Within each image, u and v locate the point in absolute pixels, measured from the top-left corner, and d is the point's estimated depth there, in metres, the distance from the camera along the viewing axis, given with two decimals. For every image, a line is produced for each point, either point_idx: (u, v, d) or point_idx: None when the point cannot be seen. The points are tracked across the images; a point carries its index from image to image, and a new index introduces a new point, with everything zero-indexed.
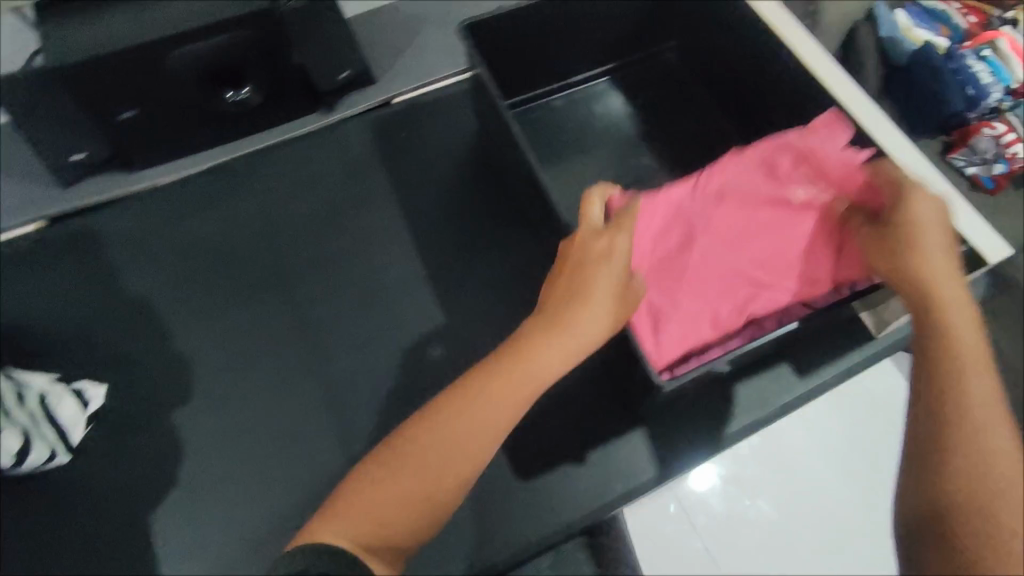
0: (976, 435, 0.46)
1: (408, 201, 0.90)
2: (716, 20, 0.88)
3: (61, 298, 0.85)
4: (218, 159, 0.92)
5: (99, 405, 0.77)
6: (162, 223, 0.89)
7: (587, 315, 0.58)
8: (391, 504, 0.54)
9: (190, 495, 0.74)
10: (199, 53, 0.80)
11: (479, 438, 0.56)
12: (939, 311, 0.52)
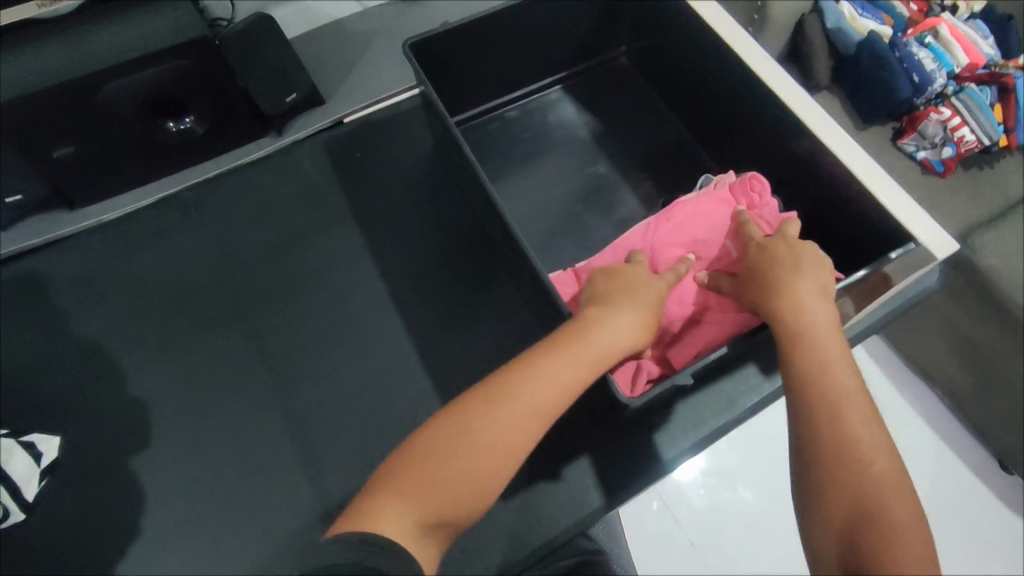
0: (855, 451, 0.49)
1: (368, 223, 0.89)
2: (664, 24, 0.87)
3: (7, 348, 0.81)
4: (164, 191, 0.89)
5: (53, 456, 0.74)
6: (110, 261, 0.86)
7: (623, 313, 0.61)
8: (463, 478, 0.51)
9: (156, 557, 0.71)
10: (143, 83, 0.78)
11: (541, 418, 0.55)
12: (815, 341, 0.55)
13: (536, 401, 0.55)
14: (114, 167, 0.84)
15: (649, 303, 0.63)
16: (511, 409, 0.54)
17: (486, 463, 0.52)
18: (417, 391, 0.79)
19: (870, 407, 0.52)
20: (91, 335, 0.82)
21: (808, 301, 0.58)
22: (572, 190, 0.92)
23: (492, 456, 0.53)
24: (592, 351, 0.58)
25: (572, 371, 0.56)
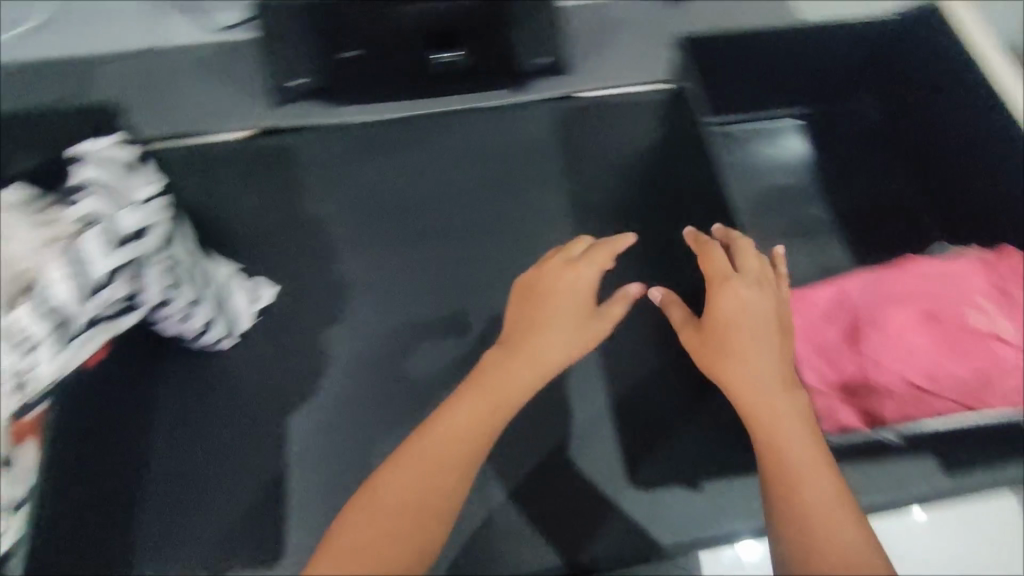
0: (818, 529, 0.46)
1: (577, 195, 0.93)
2: (937, 69, 0.80)
3: (246, 202, 0.90)
4: (411, 111, 0.96)
5: (268, 304, 0.85)
6: (350, 156, 0.93)
7: (546, 332, 0.61)
8: (368, 536, 0.48)
9: (321, 417, 0.80)
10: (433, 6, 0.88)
11: (454, 448, 0.53)
12: (759, 415, 0.53)
13: (432, 452, 0.52)
14: (375, 74, 0.93)
15: (564, 311, 0.62)
16: (408, 466, 0.51)
17: (397, 512, 0.49)
18: (583, 360, 0.84)
19: (824, 474, 0.49)
20: (311, 215, 0.91)
21: (759, 360, 0.56)
22: (779, 225, 0.93)
23: (401, 510, 0.49)
24: (498, 387, 0.57)
25: (476, 407, 0.55)
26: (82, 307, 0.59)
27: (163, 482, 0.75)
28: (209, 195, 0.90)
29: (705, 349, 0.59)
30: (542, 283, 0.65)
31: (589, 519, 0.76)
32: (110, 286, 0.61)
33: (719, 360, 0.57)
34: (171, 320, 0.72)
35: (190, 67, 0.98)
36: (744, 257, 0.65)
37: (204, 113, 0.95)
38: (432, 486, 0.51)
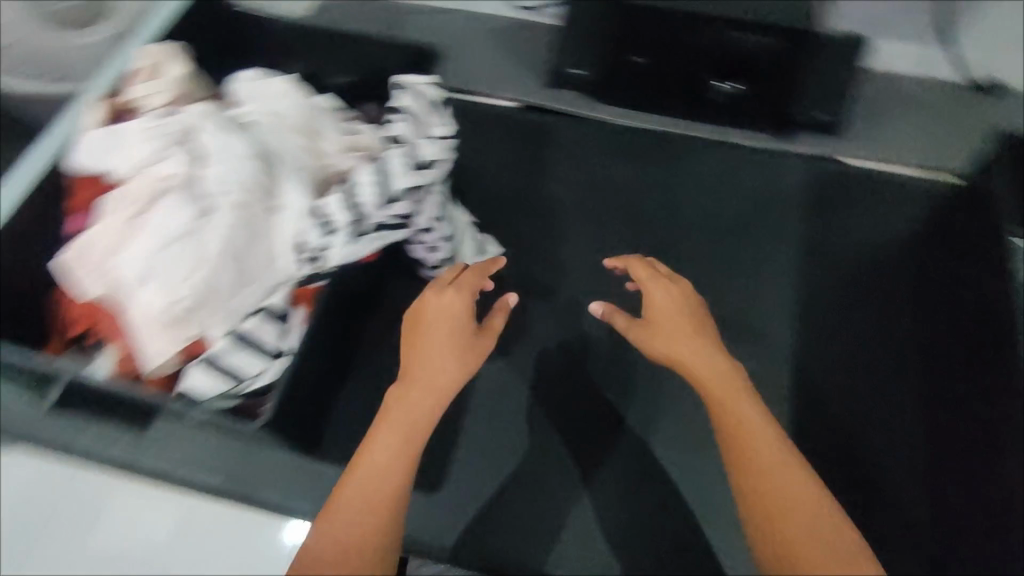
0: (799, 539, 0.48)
1: (812, 261, 0.91)
2: None
3: (499, 165, 0.99)
4: (670, 127, 1.00)
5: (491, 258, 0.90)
6: (602, 152, 0.99)
7: (427, 350, 0.63)
8: (352, 501, 0.53)
9: (508, 377, 0.85)
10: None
11: (415, 427, 0.58)
12: (749, 438, 0.54)
13: (389, 435, 0.57)
14: (654, 86, 0.97)
15: (432, 322, 0.65)
16: (380, 444, 0.57)
17: (377, 470, 0.55)
18: (773, 416, 0.82)
19: (801, 486, 0.51)
20: (554, 195, 0.97)
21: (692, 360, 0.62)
22: None
23: (375, 480, 0.54)
24: (424, 382, 0.61)
25: (426, 396, 0.60)
26: (375, 212, 0.68)
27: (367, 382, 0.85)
28: (475, 152, 1.00)
29: (647, 332, 0.66)
30: (426, 310, 0.66)
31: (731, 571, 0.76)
32: (398, 200, 0.69)
33: (662, 340, 0.64)
34: (420, 245, 0.79)
35: (491, 36, 1.09)
36: (656, 292, 0.69)
37: (489, 79, 1.05)
38: (399, 452, 0.57)
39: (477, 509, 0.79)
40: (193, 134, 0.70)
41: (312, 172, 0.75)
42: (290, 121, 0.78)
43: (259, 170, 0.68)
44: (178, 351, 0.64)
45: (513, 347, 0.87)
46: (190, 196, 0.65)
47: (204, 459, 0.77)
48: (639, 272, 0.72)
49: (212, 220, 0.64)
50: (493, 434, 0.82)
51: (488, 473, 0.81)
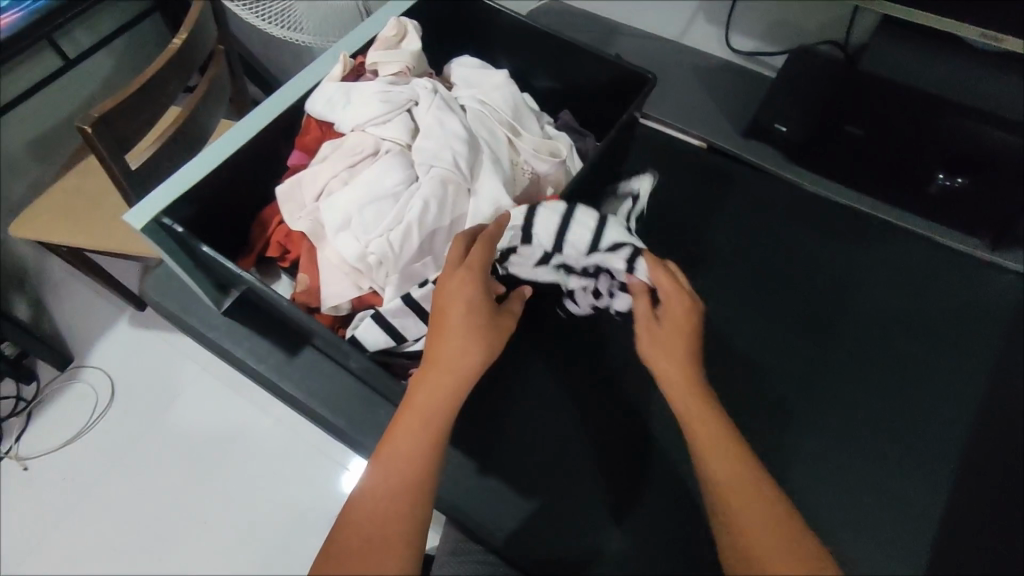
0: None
1: (997, 391, 0.82)
2: None
3: (671, 197, 0.98)
4: (863, 206, 0.95)
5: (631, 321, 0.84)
6: (782, 213, 0.96)
7: (443, 337, 0.55)
8: (384, 486, 0.51)
9: (627, 406, 0.84)
10: (995, 143, 0.79)
11: (444, 411, 0.54)
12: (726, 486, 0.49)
13: (413, 425, 0.53)
14: (866, 163, 0.93)
15: (455, 313, 0.56)
16: (404, 429, 0.53)
17: (407, 452, 0.52)
18: (907, 540, 0.74)
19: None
20: (724, 245, 0.94)
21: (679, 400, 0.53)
22: None
23: (402, 467, 0.52)
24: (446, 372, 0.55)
25: (444, 385, 0.54)
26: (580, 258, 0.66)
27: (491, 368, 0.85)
28: (654, 182, 0.99)
29: (656, 327, 0.56)
30: (444, 294, 0.58)
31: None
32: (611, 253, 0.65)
33: (659, 338, 0.55)
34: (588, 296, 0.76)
35: (695, 72, 1.08)
36: (676, 303, 0.57)
37: (683, 112, 1.04)
38: (427, 436, 0.53)
39: (560, 527, 0.76)
40: (416, 107, 0.77)
41: (499, 163, 0.78)
42: (498, 116, 0.83)
43: (468, 153, 0.73)
44: (354, 298, 0.69)
45: (645, 382, 0.85)
46: (404, 161, 0.71)
47: (331, 399, 0.81)
48: (664, 288, 0.58)
49: (417, 188, 0.69)
50: (598, 461, 0.80)
51: (583, 497, 0.78)
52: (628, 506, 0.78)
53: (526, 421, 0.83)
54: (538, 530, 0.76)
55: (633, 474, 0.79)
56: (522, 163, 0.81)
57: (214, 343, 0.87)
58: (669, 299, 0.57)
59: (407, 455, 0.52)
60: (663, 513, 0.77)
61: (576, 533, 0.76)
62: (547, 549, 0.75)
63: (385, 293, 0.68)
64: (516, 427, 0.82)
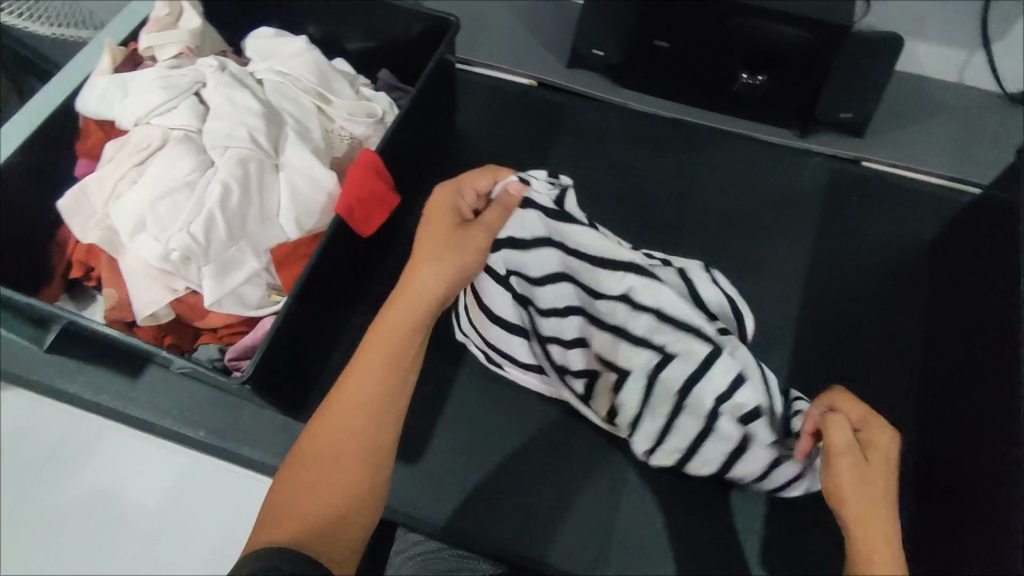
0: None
1: (824, 266, 0.88)
2: None
3: (507, 139, 0.98)
4: (684, 116, 0.99)
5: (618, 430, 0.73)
6: (613, 136, 0.98)
7: (425, 261, 0.57)
8: (339, 438, 0.54)
9: None
10: (775, 35, 0.84)
11: (412, 328, 0.57)
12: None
13: (371, 372, 0.55)
14: (680, 73, 0.96)
15: (424, 254, 0.58)
16: (365, 381, 0.55)
17: (370, 387, 0.55)
18: None
19: None
20: (563, 180, 0.95)
21: (858, 519, 0.50)
22: None
23: (360, 407, 0.54)
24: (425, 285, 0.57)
25: (413, 306, 0.57)
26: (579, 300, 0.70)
27: (348, 341, 0.81)
28: (488, 132, 0.98)
29: (875, 474, 0.52)
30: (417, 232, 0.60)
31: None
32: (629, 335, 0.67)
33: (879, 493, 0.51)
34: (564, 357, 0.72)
35: (513, 9, 1.07)
36: (880, 448, 0.53)
37: (505, 51, 1.03)
38: (381, 387, 0.55)
39: (433, 478, 0.74)
40: (204, 88, 0.70)
41: (308, 134, 0.74)
42: (302, 85, 0.78)
43: (266, 127, 0.69)
44: (171, 302, 0.65)
45: None
46: (194, 147, 0.67)
47: (189, 412, 0.77)
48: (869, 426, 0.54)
49: (213, 172, 0.65)
50: (464, 406, 0.78)
51: (453, 445, 0.76)
52: (499, 443, 0.76)
53: None
54: (420, 490, 0.73)
55: (501, 411, 0.78)
56: (338, 131, 0.78)
57: (45, 386, 0.79)
58: (876, 446, 0.53)
59: (363, 396, 0.54)
60: (534, 440, 0.76)
61: (449, 481, 0.74)
62: (432, 506, 0.73)
63: (203, 290, 0.64)
64: None
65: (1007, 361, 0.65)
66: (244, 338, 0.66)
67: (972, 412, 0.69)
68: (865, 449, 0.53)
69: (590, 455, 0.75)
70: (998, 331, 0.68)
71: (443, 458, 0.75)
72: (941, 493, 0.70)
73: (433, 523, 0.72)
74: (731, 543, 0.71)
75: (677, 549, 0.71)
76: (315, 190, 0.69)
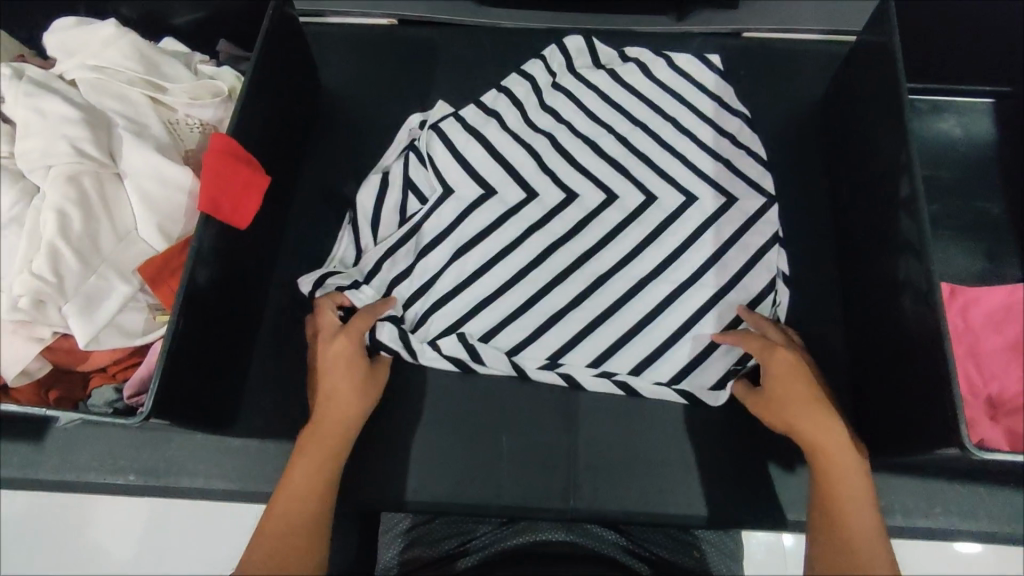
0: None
1: None
2: None
3: (380, 90, 0.90)
4: (558, 23, 0.93)
5: (428, 203, 0.76)
6: (491, 62, 0.92)
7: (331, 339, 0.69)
8: (279, 527, 0.55)
9: None
10: None
11: (353, 369, 0.64)
12: (849, 530, 0.53)
13: (312, 473, 0.58)
14: None
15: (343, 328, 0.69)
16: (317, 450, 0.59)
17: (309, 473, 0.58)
18: None
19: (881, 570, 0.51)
20: None
21: (806, 437, 0.58)
22: (948, 212, 0.80)
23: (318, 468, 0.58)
24: (347, 384, 0.63)
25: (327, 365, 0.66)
26: (414, 194, 0.78)
27: (263, 344, 0.75)
28: (357, 88, 0.91)
29: (794, 383, 0.61)
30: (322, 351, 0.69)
31: (682, 473, 0.72)
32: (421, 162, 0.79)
33: (800, 410, 0.59)
34: (423, 193, 0.78)
35: None
36: (786, 394, 0.60)
37: None
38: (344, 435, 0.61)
39: (387, 454, 0.72)
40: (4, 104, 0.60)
41: (147, 131, 0.66)
42: (125, 76, 0.67)
43: (91, 133, 0.60)
44: (42, 351, 0.58)
45: None
46: (10, 176, 0.57)
47: (111, 458, 0.71)
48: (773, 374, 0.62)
49: (42, 199, 0.57)
50: (400, 378, 0.75)
51: (399, 418, 0.73)
52: (445, 405, 0.74)
53: None
54: (380, 473, 0.71)
55: (439, 373, 0.75)
56: (183, 120, 0.70)
57: None
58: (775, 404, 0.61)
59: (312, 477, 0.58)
60: (477, 395, 0.74)
61: (404, 455, 0.72)
62: (394, 484, 0.71)
63: (72, 332, 0.57)
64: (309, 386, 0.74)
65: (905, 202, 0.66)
66: (139, 370, 0.60)
67: (878, 257, 0.71)
68: (777, 376, 0.62)
69: (536, 392, 0.74)
70: (891, 176, 0.69)
71: (392, 434, 0.73)
72: (866, 336, 0.72)
73: (399, 499, 0.70)
74: (688, 440, 0.73)
75: (640, 456, 0.72)
76: (171, 191, 0.62)
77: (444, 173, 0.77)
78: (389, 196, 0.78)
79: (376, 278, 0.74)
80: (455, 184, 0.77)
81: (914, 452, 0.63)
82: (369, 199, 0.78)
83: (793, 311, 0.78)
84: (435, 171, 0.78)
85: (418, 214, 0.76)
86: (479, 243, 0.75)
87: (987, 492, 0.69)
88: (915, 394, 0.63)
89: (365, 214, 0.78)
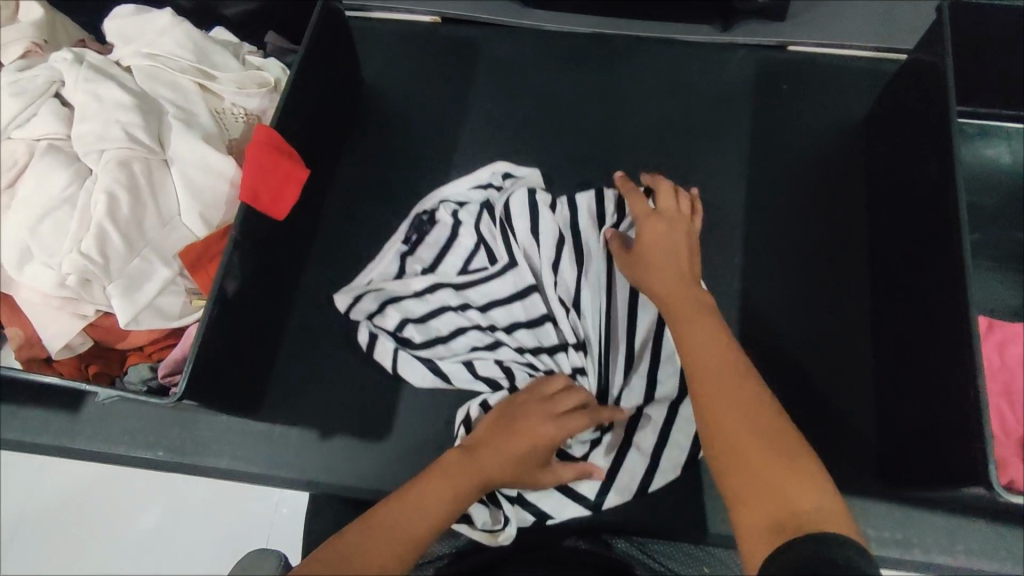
0: (767, 517, 0.48)
1: (765, 164, 0.86)
2: None
3: (419, 87, 0.91)
4: (599, 29, 0.93)
5: (486, 276, 0.74)
6: (530, 64, 0.92)
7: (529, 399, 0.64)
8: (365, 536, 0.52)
9: None
10: None
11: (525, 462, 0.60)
12: (719, 368, 0.56)
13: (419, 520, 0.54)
14: None
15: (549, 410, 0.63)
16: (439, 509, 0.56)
17: (419, 520, 0.54)
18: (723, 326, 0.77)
19: (756, 405, 0.54)
20: (485, 121, 0.89)
21: (662, 295, 0.64)
22: (990, 241, 0.78)
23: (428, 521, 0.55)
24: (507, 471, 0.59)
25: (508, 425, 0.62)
26: (478, 254, 0.77)
27: (292, 333, 0.77)
28: (397, 85, 0.92)
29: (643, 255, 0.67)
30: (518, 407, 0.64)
31: (698, 490, 0.71)
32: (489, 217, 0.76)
33: (651, 272, 0.66)
34: (489, 256, 0.76)
35: None
36: (655, 235, 0.67)
37: None
38: (481, 480, 0.58)
39: (406, 448, 0.73)
40: (64, 88, 0.62)
41: (195, 120, 0.67)
42: (176, 64, 0.69)
43: (143, 120, 0.62)
44: (84, 328, 0.60)
45: None
46: (65, 158, 0.59)
47: (141, 434, 0.74)
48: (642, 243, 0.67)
49: (94, 182, 0.59)
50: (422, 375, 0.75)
51: (419, 414, 0.74)
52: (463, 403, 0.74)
53: (341, 369, 0.76)
54: (397, 466, 0.72)
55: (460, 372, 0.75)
56: (229, 109, 0.71)
57: None
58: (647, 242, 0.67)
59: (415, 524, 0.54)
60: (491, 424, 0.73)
61: (422, 451, 0.73)
62: (409, 479, 0.72)
63: (115, 311, 0.59)
64: (334, 377, 0.75)
65: (947, 231, 0.64)
66: (173, 351, 0.63)
67: (914, 285, 0.69)
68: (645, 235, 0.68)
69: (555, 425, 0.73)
70: (934, 202, 0.67)
71: (412, 429, 0.74)
72: (897, 363, 0.71)
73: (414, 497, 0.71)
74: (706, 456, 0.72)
75: None
76: (215, 181, 0.64)
77: (513, 242, 0.74)
78: (459, 240, 0.77)
79: (427, 299, 0.74)
80: (521, 259, 0.74)
81: (941, 484, 0.62)
82: (434, 232, 0.77)
83: (821, 334, 0.76)
84: (505, 235, 0.75)
85: (473, 282, 0.75)
86: (523, 329, 0.73)
87: (1010, 532, 0.67)
88: (944, 428, 0.61)
89: (422, 244, 0.77)
